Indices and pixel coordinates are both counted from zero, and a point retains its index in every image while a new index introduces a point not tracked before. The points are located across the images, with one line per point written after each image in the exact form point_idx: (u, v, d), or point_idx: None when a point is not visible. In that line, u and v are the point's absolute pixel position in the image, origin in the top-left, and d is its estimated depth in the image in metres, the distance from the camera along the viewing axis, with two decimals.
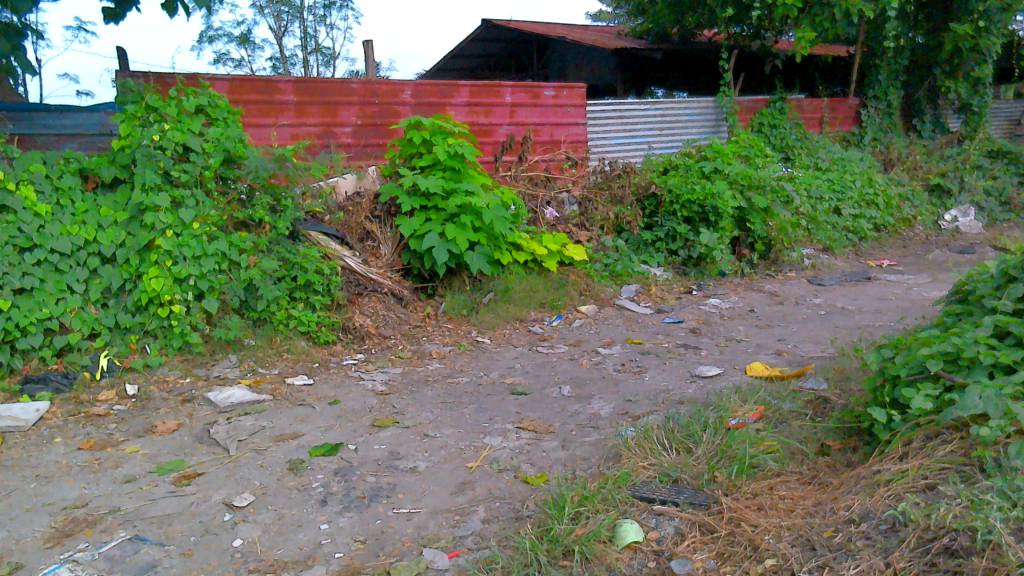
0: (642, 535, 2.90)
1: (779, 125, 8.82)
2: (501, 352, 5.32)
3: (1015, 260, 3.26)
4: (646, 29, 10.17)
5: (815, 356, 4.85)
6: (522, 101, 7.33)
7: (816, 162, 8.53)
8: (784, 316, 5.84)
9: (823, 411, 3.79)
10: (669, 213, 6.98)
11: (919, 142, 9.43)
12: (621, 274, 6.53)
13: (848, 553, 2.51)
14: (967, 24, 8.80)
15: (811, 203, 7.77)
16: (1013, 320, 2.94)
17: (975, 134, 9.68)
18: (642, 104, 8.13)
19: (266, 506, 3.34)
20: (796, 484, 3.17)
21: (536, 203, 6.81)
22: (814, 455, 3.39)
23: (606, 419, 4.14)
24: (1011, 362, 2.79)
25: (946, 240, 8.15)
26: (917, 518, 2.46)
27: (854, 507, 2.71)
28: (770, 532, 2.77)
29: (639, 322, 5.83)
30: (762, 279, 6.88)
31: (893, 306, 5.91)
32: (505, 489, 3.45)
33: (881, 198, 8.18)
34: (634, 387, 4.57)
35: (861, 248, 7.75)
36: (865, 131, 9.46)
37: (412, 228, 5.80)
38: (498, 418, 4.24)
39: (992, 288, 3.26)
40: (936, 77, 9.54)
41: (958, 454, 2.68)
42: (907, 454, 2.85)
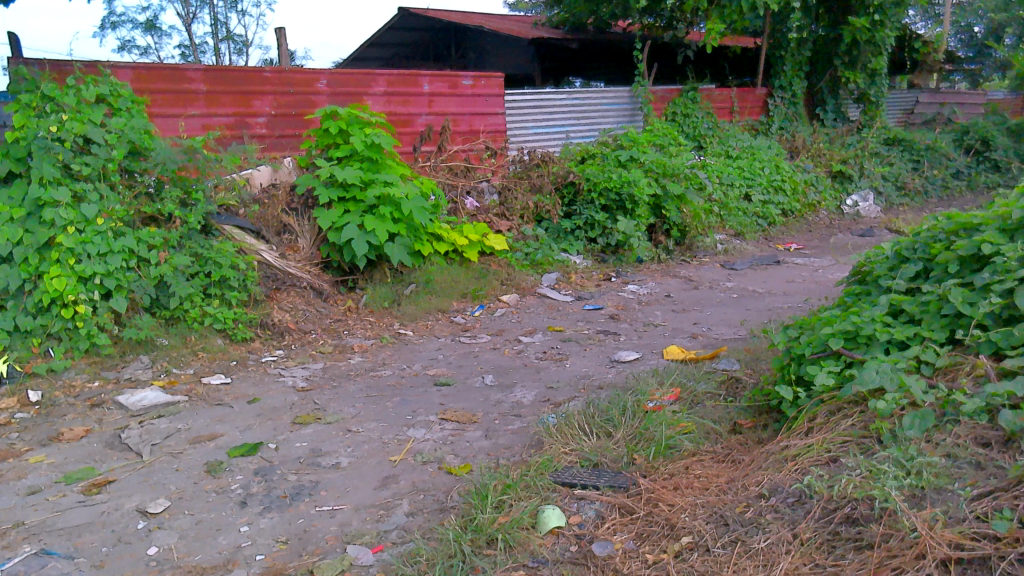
0: (564, 520, 2.93)
1: (691, 114, 9.00)
2: (424, 343, 5.26)
3: (906, 241, 3.44)
4: (562, 19, 10.22)
5: (728, 338, 5.00)
6: (440, 90, 7.24)
7: (727, 150, 8.75)
8: (699, 300, 5.99)
9: (735, 391, 3.91)
10: (587, 202, 7.07)
11: (821, 131, 9.81)
12: (542, 263, 6.56)
13: (759, 527, 2.59)
14: (864, 17, 9.21)
15: (723, 190, 8.01)
16: (906, 298, 3.09)
17: (873, 123, 10.14)
18: (560, 94, 8.19)
19: (183, 511, 3.20)
20: (711, 463, 3.26)
21: (456, 193, 6.76)
22: (727, 434, 3.49)
23: (529, 406, 4.16)
24: (904, 339, 2.93)
25: (848, 224, 8.54)
26: (821, 490, 2.55)
27: (764, 482, 2.80)
28: (686, 511, 2.84)
29: (560, 310, 5.87)
30: (678, 264, 7.03)
31: (800, 288, 6.15)
32: (429, 481, 3.41)
33: (788, 184, 8.47)
34: (556, 374, 4.61)
35: (771, 233, 8.04)
36: (772, 120, 9.76)
37: (330, 220, 5.65)
38: (421, 410, 4.20)
39: (887, 268, 3.42)
40: (837, 68, 9.92)
41: (859, 427, 2.78)
42: (812, 429, 2.96)
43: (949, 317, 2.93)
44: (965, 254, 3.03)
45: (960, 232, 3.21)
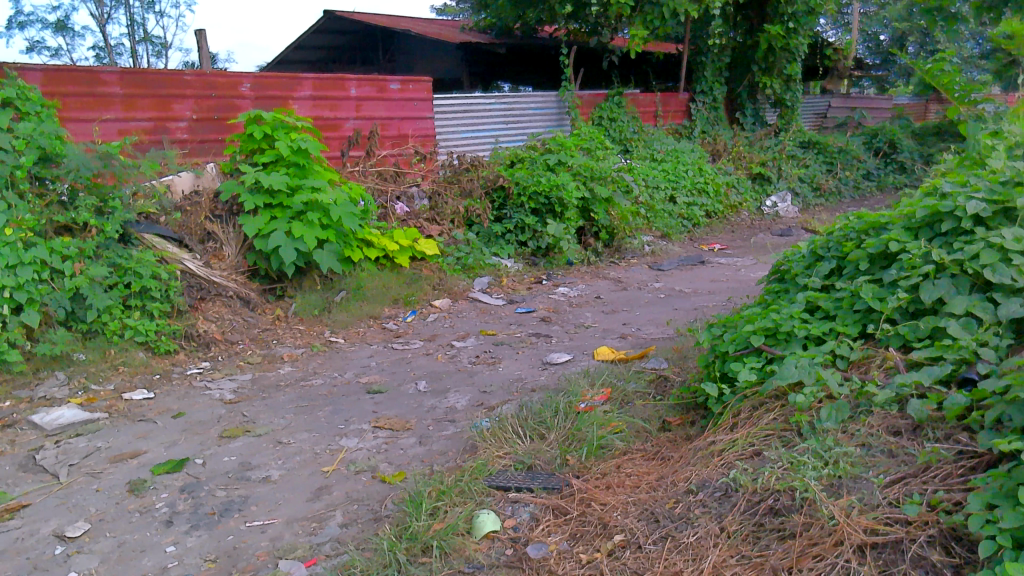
0: (499, 524, 2.93)
1: (617, 118, 9.15)
2: (355, 351, 5.18)
3: (820, 240, 3.58)
4: (490, 23, 10.24)
5: (656, 338, 5.11)
6: (368, 95, 7.16)
7: (652, 153, 8.94)
8: (628, 301, 6.10)
9: (664, 389, 3.99)
10: (517, 206, 7.11)
11: (741, 134, 10.12)
12: (474, 267, 6.55)
13: (688, 522, 2.64)
14: (778, 25, 9.57)
15: (650, 192, 8.18)
16: (821, 296, 3.21)
17: (789, 127, 10.53)
18: (489, 98, 8.21)
19: (104, 533, 3.06)
20: (641, 461, 3.31)
21: (385, 198, 6.68)
22: (657, 432, 3.56)
23: (462, 411, 4.14)
24: (821, 334, 3.04)
25: (768, 224, 8.84)
26: (745, 483, 2.61)
27: (692, 477, 2.86)
28: (618, 509, 2.87)
29: (492, 314, 5.88)
30: (607, 266, 7.14)
31: (724, 287, 6.33)
32: (363, 490, 3.36)
33: (710, 186, 8.71)
34: (489, 378, 4.61)
35: (695, 234, 8.25)
36: (695, 124, 10.02)
37: (256, 227, 5.51)
38: (354, 418, 4.13)
39: (804, 266, 3.55)
40: (755, 74, 10.26)
41: (781, 421, 2.86)
42: (737, 424, 3.04)
43: (861, 313, 3.06)
44: (875, 252, 3.18)
45: (869, 231, 3.36)
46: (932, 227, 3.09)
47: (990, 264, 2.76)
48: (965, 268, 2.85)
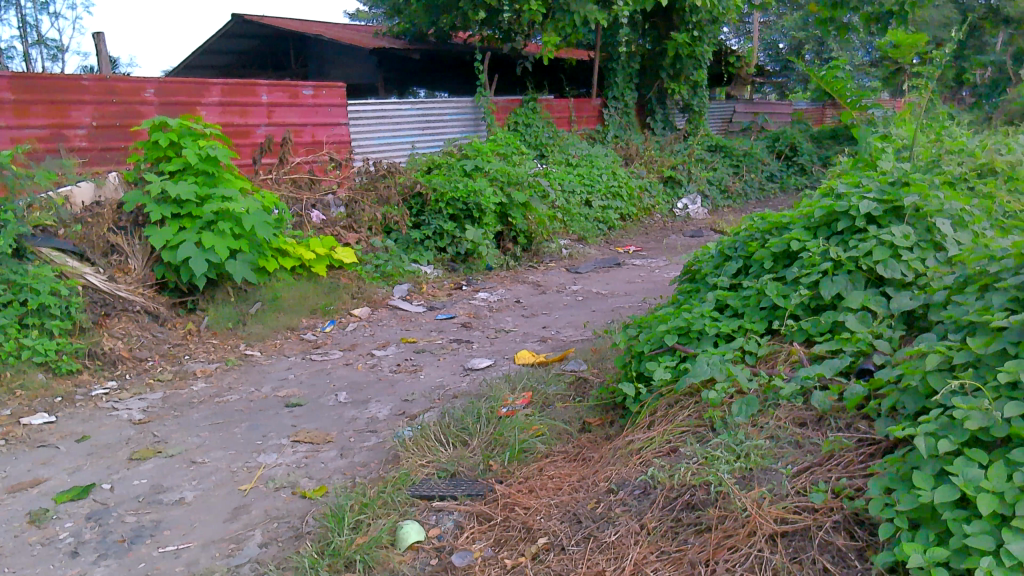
0: (423, 534, 2.90)
1: (533, 123, 9.23)
2: (273, 364, 5.03)
3: (727, 240, 3.71)
4: (403, 29, 10.16)
5: (575, 340, 5.17)
6: (279, 101, 6.98)
7: (567, 158, 9.05)
8: (547, 304, 6.15)
9: (584, 390, 4.04)
10: (435, 212, 7.06)
11: (652, 139, 10.37)
12: (392, 275, 6.47)
13: (609, 521, 2.66)
14: (684, 33, 9.88)
15: (565, 196, 8.28)
16: (730, 294, 3.33)
17: (697, 131, 10.87)
18: (405, 104, 8.13)
19: (2, 569, 2.86)
20: (563, 463, 3.34)
21: (300, 206, 6.53)
22: (577, 433, 3.60)
23: (384, 421, 4.08)
24: (730, 331, 3.14)
25: (679, 226, 9.09)
26: (663, 480, 2.65)
27: (613, 477, 2.89)
28: (541, 512, 2.88)
29: (413, 321, 5.82)
30: (526, 270, 7.19)
31: (639, 288, 6.47)
32: (282, 508, 3.25)
33: (624, 190, 8.89)
34: (411, 387, 4.55)
35: (611, 236, 8.41)
36: (607, 129, 10.20)
37: (164, 238, 5.28)
38: (272, 433, 4.00)
39: (713, 266, 3.67)
40: (663, 80, 10.55)
41: (695, 417, 2.93)
42: (654, 422, 3.10)
43: (767, 310, 3.17)
44: (778, 251, 3.31)
45: (773, 231, 3.51)
46: (829, 226, 3.25)
47: (882, 260, 2.93)
48: (860, 265, 3.01)
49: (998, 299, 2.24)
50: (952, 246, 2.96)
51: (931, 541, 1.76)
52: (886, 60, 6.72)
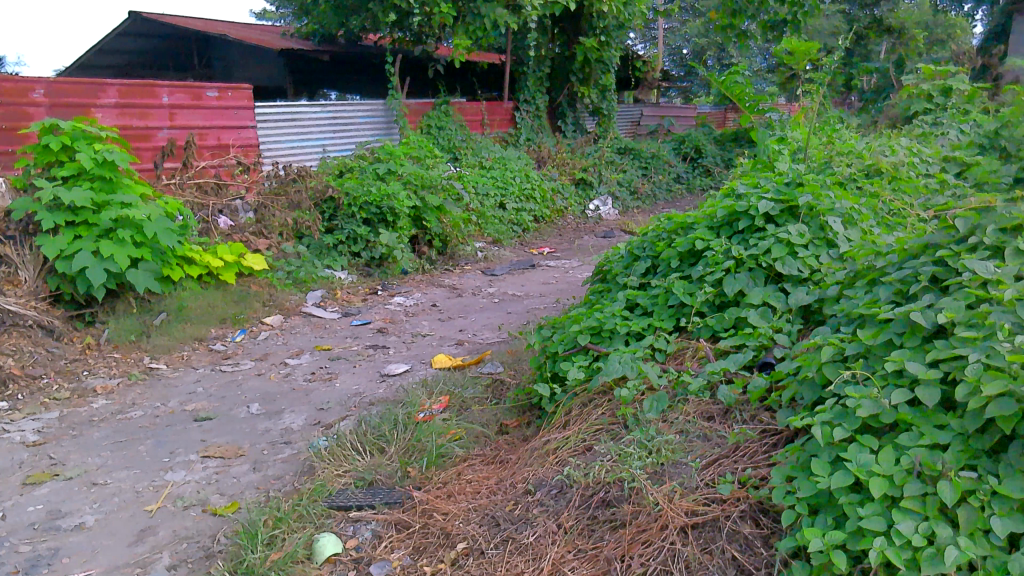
0: (341, 546, 2.82)
1: (445, 126, 9.19)
2: (179, 377, 4.81)
3: (636, 240, 3.80)
4: (312, 30, 9.94)
5: (492, 342, 5.17)
6: (182, 102, 6.67)
7: (481, 161, 9.05)
8: (463, 307, 6.13)
9: (500, 393, 4.05)
10: (348, 216, 6.92)
11: (563, 142, 10.49)
12: (305, 281, 6.31)
13: (527, 522, 2.67)
14: (592, 38, 10.06)
15: (480, 199, 8.29)
16: (639, 294, 3.40)
17: (606, 134, 11.09)
18: (314, 106, 7.95)
19: None
20: (481, 466, 3.33)
21: (206, 212, 6.30)
22: (495, 436, 3.60)
23: (299, 432, 3.97)
24: (640, 329, 3.21)
25: (592, 227, 9.24)
26: (578, 479, 2.68)
27: (530, 478, 2.90)
28: (460, 517, 2.86)
29: (327, 328, 5.69)
30: (441, 273, 7.15)
31: (554, 289, 6.54)
32: (192, 527, 3.11)
33: (537, 192, 8.97)
34: (326, 395, 4.44)
35: (525, 238, 8.46)
36: (520, 131, 10.26)
37: (57, 247, 4.96)
38: (180, 450, 3.83)
39: (623, 266, 3.75)
40: (573, 84, 10.71)
41: (608, 415, 2.97)
42: (569, 421, 3.13)
43: (674, 307, 3.26)
44: (683, 250, 3.40)
45: (678, 231, 3.61)
46: (730, 226, 3.37)
47: (780, 258, 3.06)
48: (760, 262, 3.13)
49: (885, 292, 2.37)
50: (843, 243, 3.12)
51: (829, 525, 1.83)
52: (781, 67, 7.02)
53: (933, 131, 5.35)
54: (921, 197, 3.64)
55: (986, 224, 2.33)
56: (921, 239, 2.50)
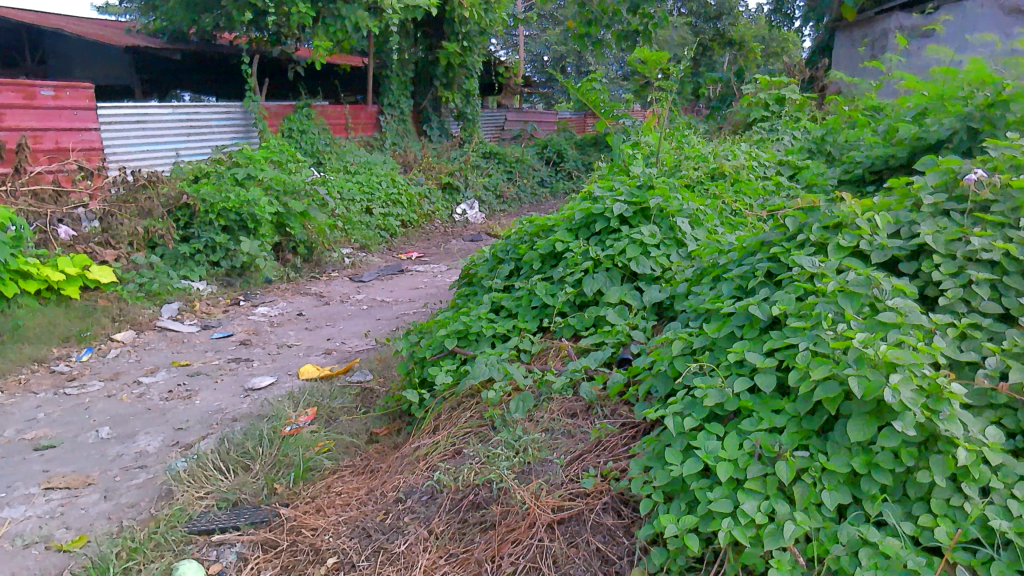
0: (202, 572, 2.66)
1: (308, 130, 8.91)
2: (15, 403, 4.37)
3: (499, 244, 3.87)
4: (160, 27, 9.32)
5: (361, 350, 5.07)
6: (11, 102, 6.05)
7: (346, 165, 8.84)
8: (331, 316, 5.97)
9: (370, 401, 3.97)
10: (205, 224, 6.55)
11: (429, 146, 10.41)
12: (159, 293, 5.93)
13: (398, 531, 2.62)
14: (455, 43, 10.09)
15: (345, 205, 8.11)
16: (504, 296, 3.45)
17: (471, 139, 11.15)
18: (165, 108, 7.49)
19: None
20: (351, 477, 3.24)
21: (42, 222, 5.76)
22: (365, 445, 3.52)
23: (155, 455, 3.72)
24: (506, 331, 3.25)
25: (459, 231, 9.26)
26: (448, 483, 2.66)
27: (400, 485, 2.85)
28: (329, 531, 2.77)
29: (185, 342, 5.37)
30: (307, 281, 6.94)
31: (423, 294, 6.51)
32: (34, 567, 2.84)
33: (404, 197, 8.89)
34: (185, 414, 4.19)
35: (393, 243, 8.37)
36: (385, 135, 10.11)
37: None
38: (18, 483, 3.48)
39: (488, 269, 3.80)
40: (437, 88, 10.66)
41: (476, 418, 2.99)
42: (438, 426, 3.12)
43: (537, 308, 3.33)
44: (545, 252, 3.48)
45: (540, 233, 3.70)
46: (588, 227, 3.49)
47: (634, 257, 3.20)
48: (616, 262, 3.26)
49: (727, 288, 2.53)
50: (691, 242, 3.31)
51: (683, 511, 1.93)
52: (636, 74, 7.30)
53: (770, 137, 5.76)
54: (760, 198, 3.91)
55: (812, 223, 2.54)
56: (758, 238, 2.70)
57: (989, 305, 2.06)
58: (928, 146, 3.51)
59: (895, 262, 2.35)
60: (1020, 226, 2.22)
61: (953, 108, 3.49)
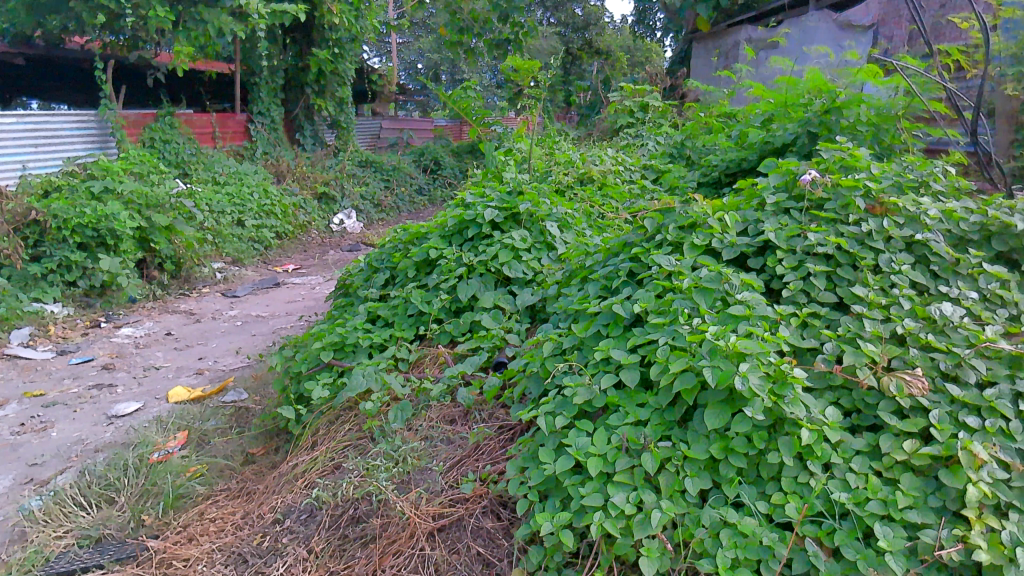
0: None
1: (171, 140, 8.47)
2: None
3: (374, 253, 3.83)
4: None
5: (234, 368, 4.87)
6: None
7: (214, 176, 8.46)
8: (202, 334, 5.68)
9: (246, 420, 3.80)
10: (58, 241, 6.07)
11: (303, 155, 10.10)
12: (7, 318, 5.43)
13: (276, 553, 2.51)
14: (326, 50, 9.89)
15: (214, 217, 7.76)
16: (380, 306, 3.41)
17: (346, 147, 10.94)
18: (8, 116, 6.87)
19: None
20: (226, 501, 3.07)
21: None
22: (241, 467, 3.34)
23: (5, 495, 3.40)
24: (383, 341, 3.20)
25: (337, 241, 9.06)
26: (327, 499, 2.58)
27: (277, 506, 2.73)
28: (202, 561, 2.61)
29: (38, 370, 4.95)
30: (176, 299, 6.58)
31: (300, 307, 6.32)
32: None
33: (278, 208, 8.62)
34: (39, 448, 3.86)
35: (268, 256, 8.09)
36: (255, 144, 9.74)
37: None
38: None
39: (363, 279, 3.75)
40: (308, 96, 10.38)
41: (355, 431, 2.92)
42: (316, 442, 3.02)
43: (414, 317, 3.31)
44: (419, 260, 3.48)
45: (414, 241, 3.70)
46: (461, 234, 3.51)
47: (506, 262, 3.25)
48: (488, 268, 3.30)
49: (593, 288, 2.62)
50: (561, 245, 3.40)
51: (557, 507, 1.97)
52: (508, 82, 7.39)
53: (635, 143, 6.00)
54: (626, 201, 4.07)
55: (669, 223, 2.68)
56: (620, 239, 2.81)
57: (825, 295, 2.24)
58: (774, 149, 3.79)
59: (744, 258, 2.52)
60: (849, 221, 2.44)
61: (794, 114, 3.79)
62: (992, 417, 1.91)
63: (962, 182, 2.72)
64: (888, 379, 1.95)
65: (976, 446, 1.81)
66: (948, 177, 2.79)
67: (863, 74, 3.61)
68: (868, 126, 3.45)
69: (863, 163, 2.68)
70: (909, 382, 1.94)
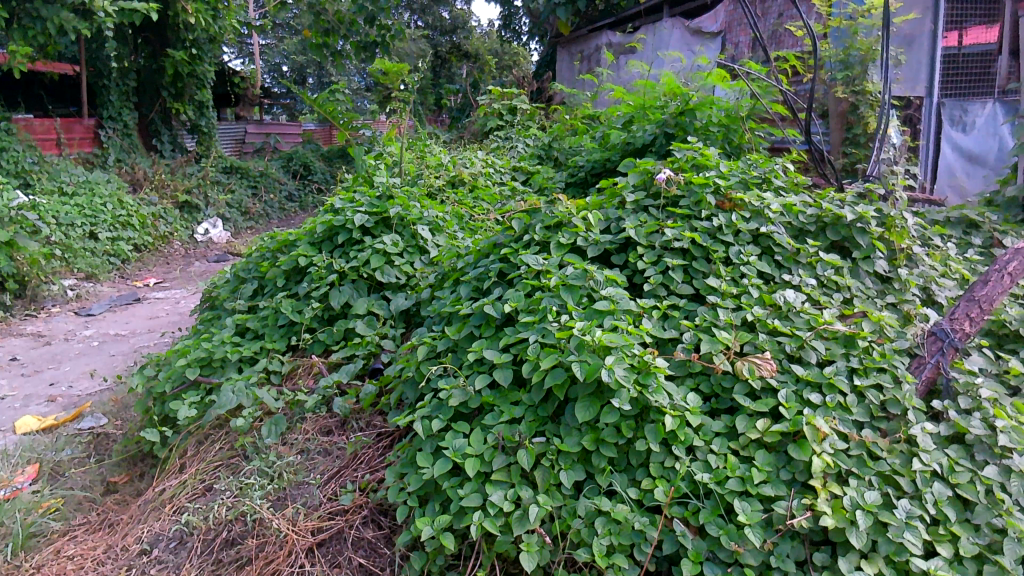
0: None
1: (6, 147, 7.61)
2: None
3: (241, 263, 3.69)
4: None
5: (91, 393, 4.52)
6: None
7: (60, 187, 7.83)
8: (53, 357, 5.24)
9: (105, 446, 3.52)
10: None
11: (161, 162, 9.49)
12: None
13: None
14: (182, 51, 9.31)
15: (62, 230, 7.17)
16: (248, 318, 3.29)
17: (209, 153, 10.42)
18: None
19: None
20: (85, 537, 2.83)
21: None
22: (102, 497, 3.09)
23: None
24: (253, 354, 3.08)
25: (202, 252, 8.63)
26: (198, 524, 2.43)
27: (144, 536, 2.54)
28: None
29: None
30: (20, 321, 6.00)
31: (164, 323, 5.97)
32: None
33: (135, 218, 8.12)
34: None
35: (126, 270, 7.60)
36: (107, 151, 9.07)
37: None
38: None
39: (230, 291, 3.60)
40: (165, 99, 9.76)
41: (225, 450, 2.78)
42: (184, 464, 2.85)
43: (285, 327, 3.22)
44: (288, 268, 3.39)
45: (282, 249, 3.59)
46: (330, 240, 3.45)
47: (378, 268, 3.22)
48: (360, 274, 3.26)
49: (465, 290, 2.64)
50: (432, 248, 3.41)
51: (437, 511, 1.97)
52: (378, 85, 7.28)
53: (505, 145, 6.06)
54: (497, 203, 4.13)
55: (535, 223, 2.75)
56: (490, 241, 2.85)
57: (682, 287, 2.38)
58: (635, 150, 3.96)
59: (608, 255, 2.63)
60: (702, 217, 2.60)
61: (652, 116, 3.97)
62: (832, 393, 2.08)
63: (800, 178, 2.96)
64: (741, 363, 2.09)
65: (818, 421, 1.98)
66: (788, 174, 3.01)
67: (713, 78, 3.84)
68: (718, 127, 3.70)
69: (712, 162, 2.87)
70: (759, 365, 2.08)
